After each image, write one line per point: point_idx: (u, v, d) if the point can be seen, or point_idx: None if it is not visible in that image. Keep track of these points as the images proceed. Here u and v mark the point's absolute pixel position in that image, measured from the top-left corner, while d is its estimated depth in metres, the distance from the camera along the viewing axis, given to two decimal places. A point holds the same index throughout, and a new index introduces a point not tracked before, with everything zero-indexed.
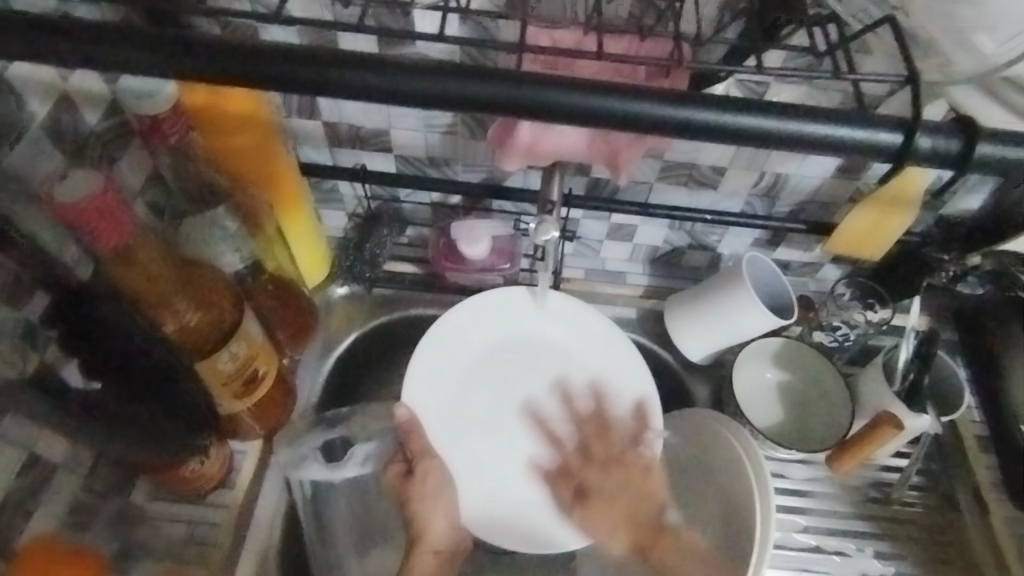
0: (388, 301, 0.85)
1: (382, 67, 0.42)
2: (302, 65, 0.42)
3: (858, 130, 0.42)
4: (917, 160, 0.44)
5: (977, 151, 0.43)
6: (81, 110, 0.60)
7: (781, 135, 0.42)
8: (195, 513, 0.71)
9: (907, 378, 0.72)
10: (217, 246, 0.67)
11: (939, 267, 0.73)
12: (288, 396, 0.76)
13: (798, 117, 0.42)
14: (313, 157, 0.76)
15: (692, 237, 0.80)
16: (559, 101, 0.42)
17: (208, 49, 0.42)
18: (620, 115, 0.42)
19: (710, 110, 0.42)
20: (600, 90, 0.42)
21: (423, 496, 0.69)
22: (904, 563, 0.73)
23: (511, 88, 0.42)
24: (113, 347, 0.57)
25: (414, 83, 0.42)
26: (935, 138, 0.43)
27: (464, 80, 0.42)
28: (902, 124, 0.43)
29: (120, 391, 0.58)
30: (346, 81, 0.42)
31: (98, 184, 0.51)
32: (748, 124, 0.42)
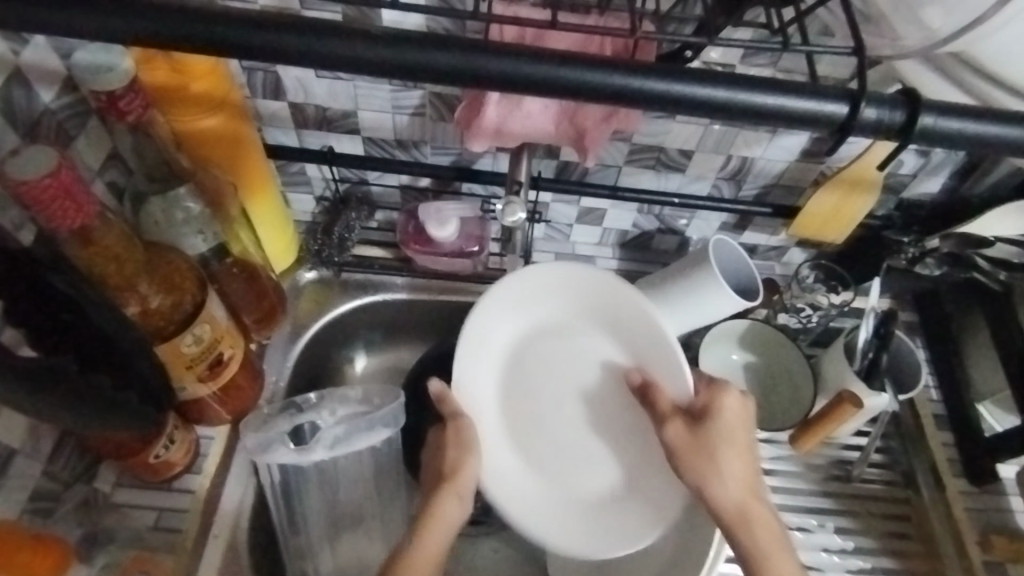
0: (358, 286, 0.83)
1: (337, 36, 0.41)
2: (257, 31, 0.41)
3: (810, 101, 0.43)
4: (862, 131, 0.44)
5: (918, 124, 0.43)
6: (34, 86, 0.59)
7: (744, 106, 0.43)
8: (164, 500, 0.70)
9: (865, 358, 0.74)
10: (181, 230, 0.66)
11: (898, 250, 0.75)
12: (256, 380, 0.75)
13: (762, 90, 0.43)
14: (279, 139, 0.75)
15: (661, 221, 0.81)
16: (527, 69, 0.42)
17: (159, 16, 0.40)
18: (582, 84, 0.42)
19: (672, 80, 0.42)
20: (567, 61, 0.42)
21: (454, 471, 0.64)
22: (863, 539, 0.75)
23: (480, 59, 0.42)
24: (63, 319, 0.56)
25: (376, 55, 0.42)
26: (880, 109, 0.43)
27: (417, 49, 0.41)
28: (850, 96, 0.43)
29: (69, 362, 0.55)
30: (307, 49, 0.41)
31: (56, 161, 0.50)
32: (714, 96, 0.42)
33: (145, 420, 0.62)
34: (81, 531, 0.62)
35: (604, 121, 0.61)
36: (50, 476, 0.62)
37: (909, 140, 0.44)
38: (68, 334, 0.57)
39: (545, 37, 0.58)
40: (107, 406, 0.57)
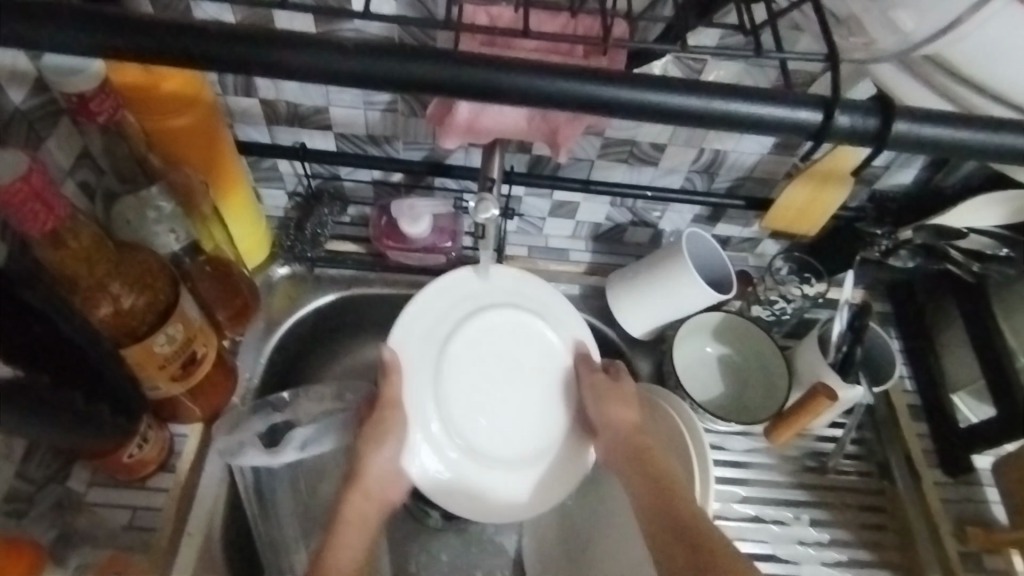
0: (331, 281, 0.84)
1: (295, 45, 0.41)
2: (221, 38, 0.40)
3: (781, 109, 0.42)
4: (835, 137, 0.43)
5: (893, 129, 0.43)
6: (5, 88, 0.58)
7: (704, 113, 0.42)
8: (138, 499, 0.70)
9: (840, 350, 0.73)
10: (153, 228, 0.67)
11: (872, 242, 0.74)
12: (230, 377, 0.75)
13: (729, 98, 0.42)
14: (251, 136, 0.75)
15: (634, 214, 0.80)
16: (476, 75, 0.41)
17: (118, 24, 0.40)
18: (538, 95, 0.42)
19: (636, 89, 0.42)
20: (526, 67, 0.42)
21: (372, 438, 0.66)
22: (839, 530, 0.75)
23: (438, 63, 0.41)
24: (35, 333, 0.54)
25: (336, 63, 0.41)
26: (853, 116, 0.43)
27: (378, 57, 0.41)
28: (822, 103, 0.43)
29: (47, 377, 0.55)
30: (264, 56, 0.41)
31: (25, 164, 0.49)
32: (677, 104, 0.42)
33: (112, 428, 0.62)
34: (55, 533, 0.60)
35: (576, 122, 0.61)
36: (23, 478, 0.62)
37: (883, 146, 0.43)
38: (35, 349, 0.55)
39: (513, 43, 0.56)
40: (79, 420, 0.57)
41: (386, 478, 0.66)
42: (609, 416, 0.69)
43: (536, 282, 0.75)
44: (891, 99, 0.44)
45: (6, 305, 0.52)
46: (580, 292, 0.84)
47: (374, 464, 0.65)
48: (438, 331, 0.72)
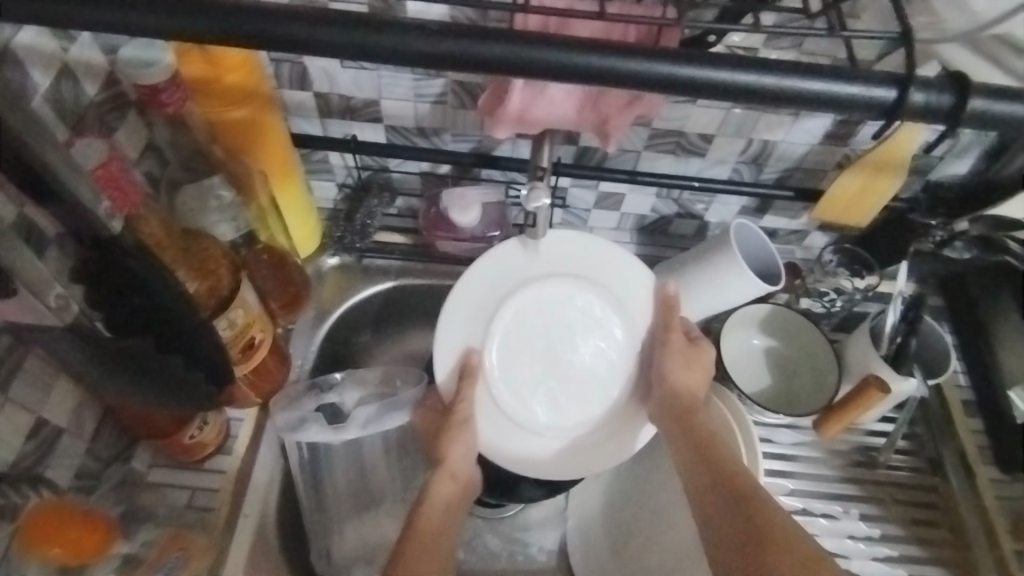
0: (380, 271, 0.86)
1: (373, 29, 0.42)
2: (304, 23, 0.42)
3: (849, 86, 0.42)
4: (910, 114, 0.43)
5: (969, 106, 0.43)
6: (81, 81, 0.61)
7: (773, 91, 0.42)
8: (197, 480, 0.72)
9: (893, 342, 0.72)
10: (212, 217, 0.69)
11: (926, 233, 0.74)
12: (283, 364, 0.77)
13: (784, 74, 0.42)
14: (304, 128, 0.77)
15: (680, 206, 0.80)
16: (541, 56, 0.42)
17: (199, 8, 0.41)
18: (605, 72, 0.42)
19: (695, 66, 0.42)
20: (595, 51, 0.42)
21: (448, 434, 0.69)
22: (890, 525, 0.74)
23: (511, 49, 0.42)
24: (137, 304, 0.56)
25: (409, 48, 0.42)
26: (929, 93, 0.43)
27: (459, 40, 0.42)
28: (897, 80, 0.43)
29: (150, 343, 0.57)
30: (340, 43, 0.42)
31: (106, 152, 0.55)
32: (738, 83, 0.42)
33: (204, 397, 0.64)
34: (121, 508, 0.64)
35: (628, 107, 0.61)
36: (92, 456, 0.64)
37: (958, 123, 0.43)
38: (140, 318, 0.56)
39: (569, 25, 0.56)
40: (174, 389, 0.61)
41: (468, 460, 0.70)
42: (673, 379, 0.70)
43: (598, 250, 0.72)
44: (965, 76, 0.44)
45: (119, 275, 0.54)
46: None
47: (458, 456, 0.69)
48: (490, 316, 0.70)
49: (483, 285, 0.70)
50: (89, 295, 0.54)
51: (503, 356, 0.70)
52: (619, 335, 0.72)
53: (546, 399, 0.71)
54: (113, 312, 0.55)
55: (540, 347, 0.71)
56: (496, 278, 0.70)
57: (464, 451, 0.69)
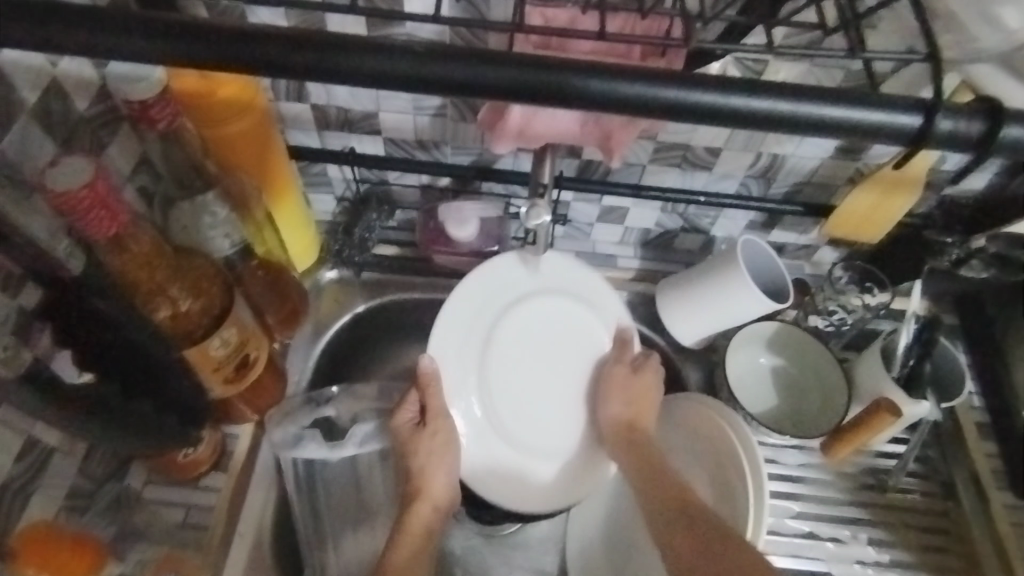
0: (378, 286, 0.84)
1: (352, 50, 0.40)
2: (281, 45, 0.40)
3: (875, 113, 0.40)
4: (938, 144, 0.41)
5: (1003, 132, 0.41)
6: (71, 95, 0.60)
7: (775, 116, 0.40)
8: (193, 497, 0.71)
9: (906, 366, 0.70)
10: (207, 232, 0.68)
11: (941, 251, 0.70)
12: (280, 379, 0.76)
13: (792, 99, 0.40)
14: (302, 141, 0.75)
15: (685, 220, 0.78)
16: (532, 80, 0.40)
17: (180, 29, 0.40)
18: (593, 98, 0.41)
19: (689, 90, 0.40)
20: (583, 74, 0.40)
21: (426, 451, 0.68)
22: (900, 551, 0.72)
23: (495, 71, 0.40)
24: (107, 341, 0.57)
25: (389, 72, 0.40)
26: (956, 121, 0.41)
27: (444, 62, 0.40)
28: (922, 106, 0.41)
29: (117, 388, 0.58)
30: (320, 65, 0.40)
31: (92, 172, 0.51)
32: (739, 106, 0.40)
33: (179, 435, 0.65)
34: (114, 528, 0.63)
35: (630, 125, 0.59)
36: (84, 475, 0.63)
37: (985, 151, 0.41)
38: (111, 359, 0.58)
39: (569, 45, 0.55)
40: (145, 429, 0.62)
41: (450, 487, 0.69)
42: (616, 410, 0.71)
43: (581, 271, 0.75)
44: (1000, 101, 0.42)
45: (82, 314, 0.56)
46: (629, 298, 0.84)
47: (433, 475, 0.68)
48: (476, 336, 0.73)
49: (471, 307, 0.72)
50: (56, 335, 0.55)
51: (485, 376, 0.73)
52: (591, 369, 0.75)
53: (520, 424, 0.74)
54: (78, 348, 0.56)
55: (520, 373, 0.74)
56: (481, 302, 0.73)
57: (444, 478, 0.68)
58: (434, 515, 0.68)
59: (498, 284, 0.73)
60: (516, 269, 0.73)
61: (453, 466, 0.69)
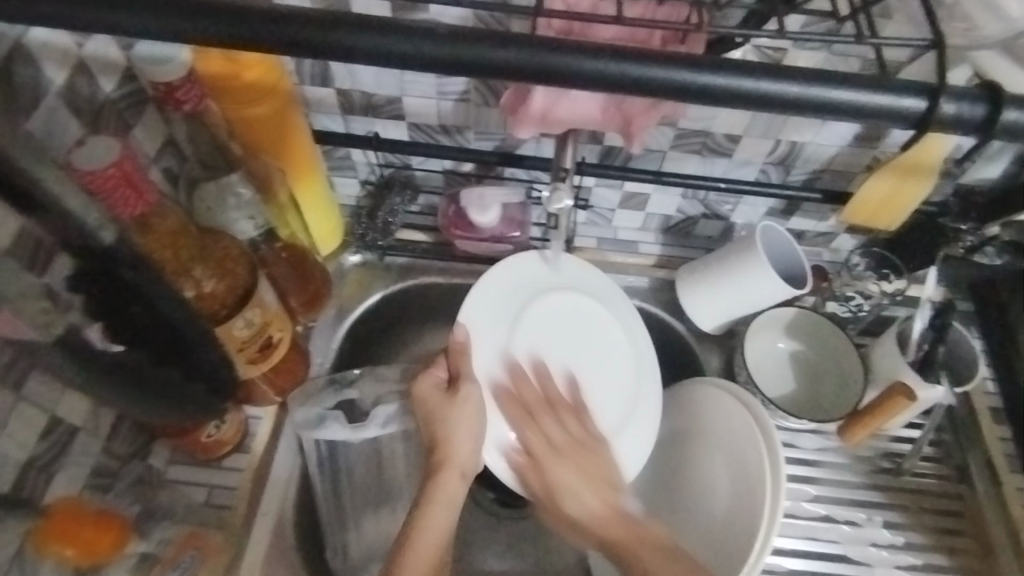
0: (401, 270, 0.85)
1: (384, 32, 0.40)
2: (312, 25, 0.39)
3: (882, 96, 0.40)
4: (939, 128, 0.41)
5: (1002, 119, 0.40)
6: (97, 77, 0.61)
7: (797, 100, 0.40)
8: (215, 478, 0.72)
9: (921, 348, 0.71)
10: (231, 215, 0.68)
11: (956, 237, 0.72)
12: (303, 359, 0.76)
13: (813, 83, 0.40)
14: (326, 125, 0.76)
15: (705, 206, 0.79)
16: (560, 62, 0.40)
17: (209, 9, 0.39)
18: (619, 79, 0.40)
19: (716, 73, 0.39)
20: (615, 53, 0.40)
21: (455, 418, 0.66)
22: (915, 534, 0.73)
23: (539, 52, 0.40)
24: (136, 313, 0.54)
25: (420, 53, 0.40)
26: (960, 105, 0.40)
27: (476, 42, 0.40)
28: (928, 90, 0.40)
29: (147, 356, 0.56)
30: (354, 43, 0.40)
31: (118, 152, 0.52)
32: (762, 90, 0.40)
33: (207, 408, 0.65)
34: (138, 506, 0.63)
35: (651, 110, 0.61)
36: (109, 453, 0.63)
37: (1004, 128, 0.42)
38: (141, 328, 0.55)
39: (590, 31, 0.55)
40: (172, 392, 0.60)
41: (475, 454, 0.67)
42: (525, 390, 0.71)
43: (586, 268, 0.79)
44: (999, 84, 0.41)
45: (111, 283, 0.52)
46: (649, 284, 0.85)
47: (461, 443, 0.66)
48: (506, 314, 0.74)
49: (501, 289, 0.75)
50: (89, 302, 0.53)
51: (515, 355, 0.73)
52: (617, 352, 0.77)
53: None
54: (107, 317, 0.54)
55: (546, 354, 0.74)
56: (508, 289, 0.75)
57: (468, 444, 0.66)
58: (461, 483, 0.65)
59: (519, 276, 0.76)
60: (534, 264, 0.77)
61: (478, 433, 0.67)
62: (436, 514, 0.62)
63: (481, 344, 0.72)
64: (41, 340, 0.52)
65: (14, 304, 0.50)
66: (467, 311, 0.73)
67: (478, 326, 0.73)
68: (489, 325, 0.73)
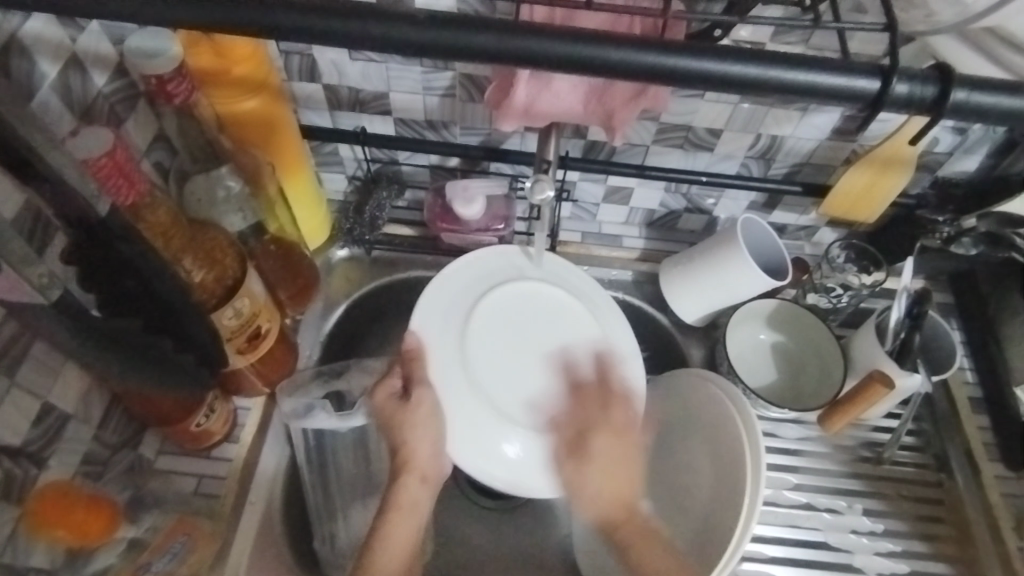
0: (388, 264, 0.87)
1: (370, 18, 0.41)
2: (296, 11, 0.40)
3: (836, 77, 0.41)
4: (892, 106, 0.42)
5: (951, 99, 0.41)
6: (89, 71, 0.62)
7: (758, 81, 0.41)
8: (204, 467, 0.73)
9: (898, 338, 0.72)
10: (221, 209, 0.69)
11: (934, 229, 0.75)
12: (291, 352, 0.78)
13: (771, 65, 0.41)
14: (314, 121, 0.77)
15: (689, 200, 0.81)
16: (536, 47, 0.41)
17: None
18: (594, 62, 0.41)
19: (679, 57, 0.41)
20: (590, 39, 0.41)
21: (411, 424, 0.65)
22: (894, 521, 0.74)
23: (519, 38, 0.40)
24: (129, 287, 0.57)
25: (410, 37, 0.41)
26: (911, 84, 0.42)
27: (457, 28, 0.41)
28: (879, 71, 0.42)
29: (137, 322, 0.58)
30: (336, 29, 0.41)
31: (110, 141, 0.53)
32: (726, 72, 0.41)
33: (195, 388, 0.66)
34: (128, 494, 0.64)
35: (633, 100, 0.61)
36: (100, 441, 0.64)
37: (968, 115, 0.43)
38: (131, 301, 0.58)
39: (575, 17, 0.57)
40: (163, 365, 0.61)
41: (436, 458, 0.65)
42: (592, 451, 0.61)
43: (575, 272, 0.79)
44: (950, 66, 0.43)
45: (105, 256, 0.55)
46: (632, 277, 0.86)
47: (418, 444, 0.64)
48: (455, 317, 0.74)
49: (450, 294, 0.75)
50: (82, 275, 0.55)
51: (469, 354, 0.72)
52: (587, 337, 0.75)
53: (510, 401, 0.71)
54: (100, 290, 0.56)
55: (501, 345, 0.73)
56: (463, 289, 0.75)
57: (428, 448, 0.64)
58: (425, 487, 0.63)
59: (488, 272, 0.77)
60: (516, 258, 0.78)
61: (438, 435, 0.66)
62: (403, 521, 0.60)
63: (432, 348, 0.72)
64: (43, 304, 0.52)
65: (15, 266, 0.50)
66: (416, 319, 0.73)
67: (429, 332, 0.72)
68: (438, 329, 0.73)
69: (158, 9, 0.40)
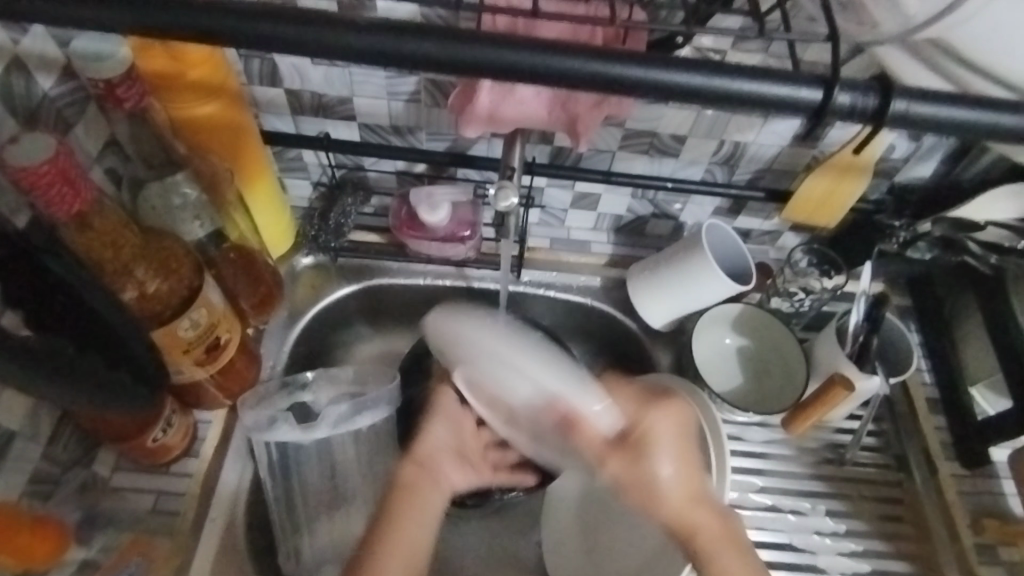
0: (354, 271, 0.85)
1: (319, 24, 0.39)
2: (245, 17, 0.39)
3: (779, 86, 0.41)
4: (837, 117, 0.42)
5: (891, 109, 0.42)
6: (34, 74, 0.59)
7: (700, 89, 0.41)
8: (161, 483, 0.70)
9: (857, 340, 0.74)
10: (176, 216, 0.67)
11: (890, 233, 0.76)
12: (254, 363, 0.76)
13: (717, 75, 0.41)
14: (275, 126, 0.76)
15: (655, 205, 0.81)
16: (484, 56, 0.40)
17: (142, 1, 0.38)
18: (549, 70, 0.40)
19: (627, 64, 0.40)
20: (543, 48, 0.40)
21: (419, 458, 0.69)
22: (855, 521, 0.76)
23: (477, 46, 0.40)
24: (59, 303, 0.56)
25: (363, 45, 0.40)
26: (852, 94, 0.41)
27: (409, 36, 0.40)
28: (823, 81, 0.42)
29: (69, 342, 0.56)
30: (282, 34, 0.39)
31: (53, 148, 0.50)
32: (673, 83, 0.40)
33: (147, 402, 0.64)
34: (80, 513, 0.62)
35: (597, 108, 0.62)
36: (49, 459, 0.62)
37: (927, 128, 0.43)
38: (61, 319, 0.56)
39: (536, 25, 0.57)
40: (104, 389, 0.57)
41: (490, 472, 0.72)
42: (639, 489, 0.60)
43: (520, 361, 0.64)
44: (892, 78, 0.43)
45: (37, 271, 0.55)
46: (602, 283, 0.86)
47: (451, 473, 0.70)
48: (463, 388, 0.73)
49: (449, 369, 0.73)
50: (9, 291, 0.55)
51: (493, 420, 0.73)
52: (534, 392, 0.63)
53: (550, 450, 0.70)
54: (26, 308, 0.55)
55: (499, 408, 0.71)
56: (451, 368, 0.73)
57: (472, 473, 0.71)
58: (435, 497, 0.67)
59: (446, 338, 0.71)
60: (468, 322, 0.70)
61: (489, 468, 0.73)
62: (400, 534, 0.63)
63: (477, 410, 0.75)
64: None
65: None
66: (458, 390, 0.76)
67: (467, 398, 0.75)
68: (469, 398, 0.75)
69: (103, 14, 0.38)
